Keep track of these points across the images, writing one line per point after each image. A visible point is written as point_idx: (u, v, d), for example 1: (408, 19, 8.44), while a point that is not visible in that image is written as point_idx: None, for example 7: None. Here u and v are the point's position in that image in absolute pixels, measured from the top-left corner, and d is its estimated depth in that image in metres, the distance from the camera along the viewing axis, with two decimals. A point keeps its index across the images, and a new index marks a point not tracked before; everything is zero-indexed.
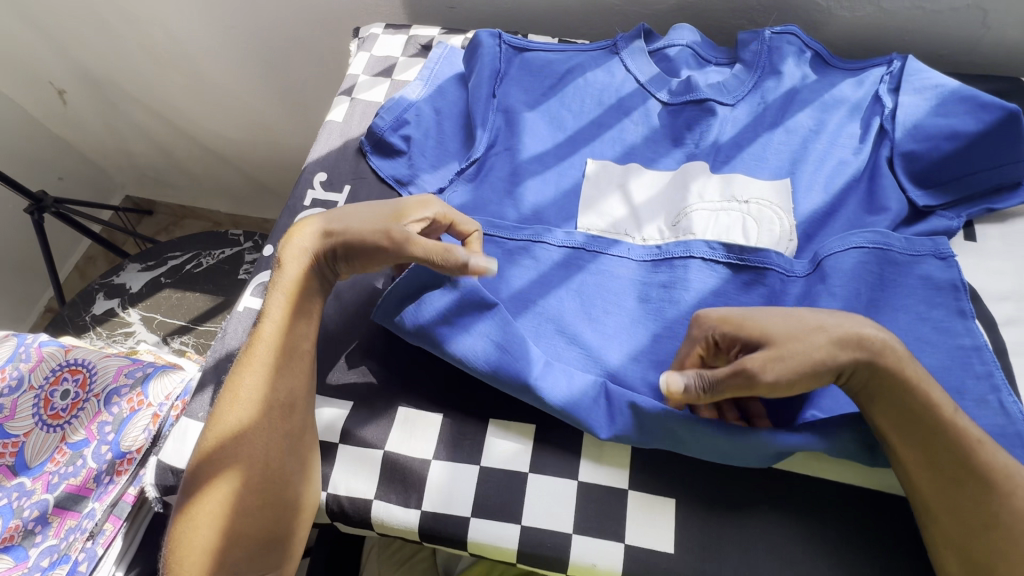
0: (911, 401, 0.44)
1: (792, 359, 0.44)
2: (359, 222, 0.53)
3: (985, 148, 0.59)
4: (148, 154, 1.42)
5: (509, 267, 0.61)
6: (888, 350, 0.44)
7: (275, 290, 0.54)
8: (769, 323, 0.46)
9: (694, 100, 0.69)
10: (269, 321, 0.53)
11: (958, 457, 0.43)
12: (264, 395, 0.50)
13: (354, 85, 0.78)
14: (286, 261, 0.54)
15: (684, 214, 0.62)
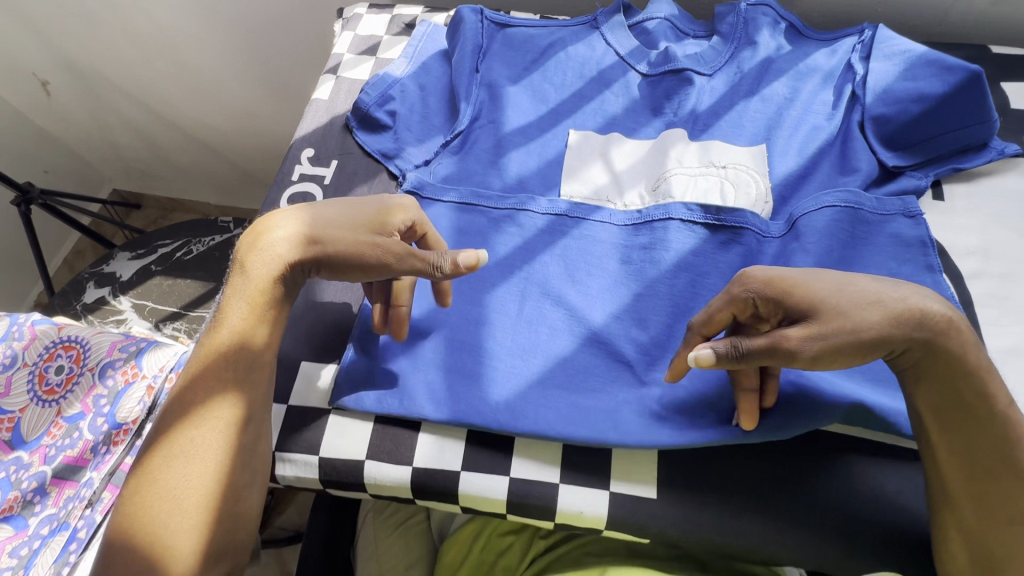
0: (963, 386, 0.42)
1: (836, 336, 0.41)
2: (339, 227, 0.50)
3: (951, 110, 0.61)
4: (135, 145, 1.42)
5: (495, 235, 0.63)
6: (949, 331, 0.42)
7: (236, 294, 0.51)
8: (824, 293, 0.43)
9: (672, 70, 0.70)
10: (227, 327, 0.50)
11: (999, 449, 0.42)
12: (222, 405, 0.48)
13: (340, 63, 0.79)
14: (248, 263, 0.51)
15: (664, 179, 0.64)
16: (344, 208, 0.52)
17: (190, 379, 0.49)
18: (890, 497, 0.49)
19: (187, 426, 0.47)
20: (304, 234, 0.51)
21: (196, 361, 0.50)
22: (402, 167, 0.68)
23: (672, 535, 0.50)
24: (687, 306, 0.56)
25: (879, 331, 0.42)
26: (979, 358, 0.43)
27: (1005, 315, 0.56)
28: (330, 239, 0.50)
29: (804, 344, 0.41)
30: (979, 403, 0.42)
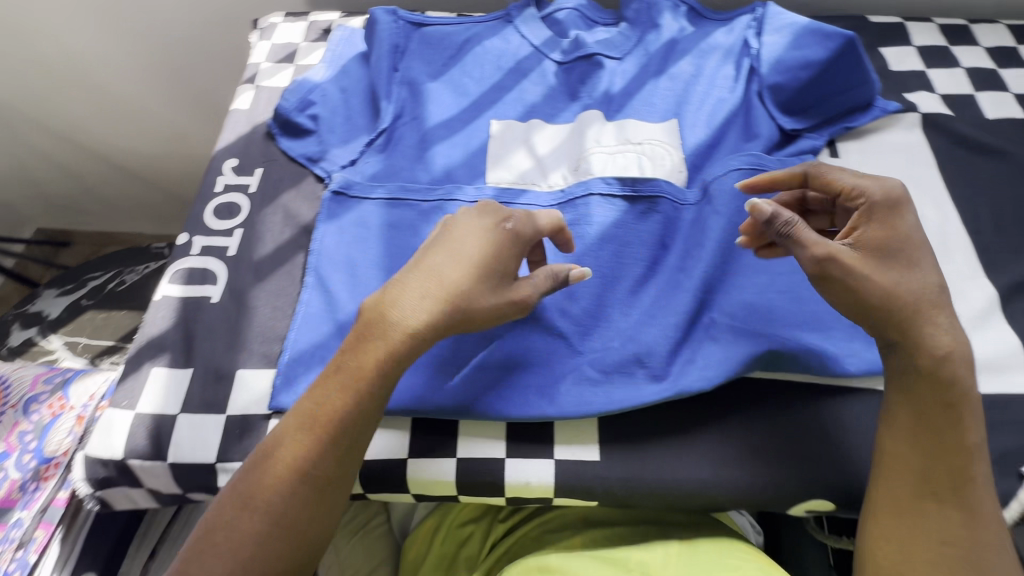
0: (944, 415, 0.44)
1: (884, 276, 0.45)
2: (491, 238, 0.50)
3: (835, 74, 0.67)
4: (55, 180, 1.34)
5: (424, 226, 0.64)
6: (945, 363, 0.44)
7: (366, 348, 0.46)
8: (899, 246, 0.47)
9: (583, 56, 0.74)
10: (365, 359, 0.46)
11: (956, 477, 0.44)
12: (325, 454, 0.44)
13: (257, 73, 0.78)
14: (385, 311, 0.47)
15: (584, 159, 0.67)
16: (484, 242, 0.49)
17: (287, 427, 0.46)
18: (813, 431, 0.53)
19: (273, 481, 0.44)
20: (445, 264, 0.48)
21: (301, 407, 0.46)
22: (328, 168, 0.68)
23: (618, 493, 0.52)
24: (616, 275, 0.59)
25: (918, 306, 0.45)
26: (969, 403, 0.45)
27: None
28: (449, 296, 0.46)
29: (839, 262, 0.45)
30: (956, 435, 0.44)
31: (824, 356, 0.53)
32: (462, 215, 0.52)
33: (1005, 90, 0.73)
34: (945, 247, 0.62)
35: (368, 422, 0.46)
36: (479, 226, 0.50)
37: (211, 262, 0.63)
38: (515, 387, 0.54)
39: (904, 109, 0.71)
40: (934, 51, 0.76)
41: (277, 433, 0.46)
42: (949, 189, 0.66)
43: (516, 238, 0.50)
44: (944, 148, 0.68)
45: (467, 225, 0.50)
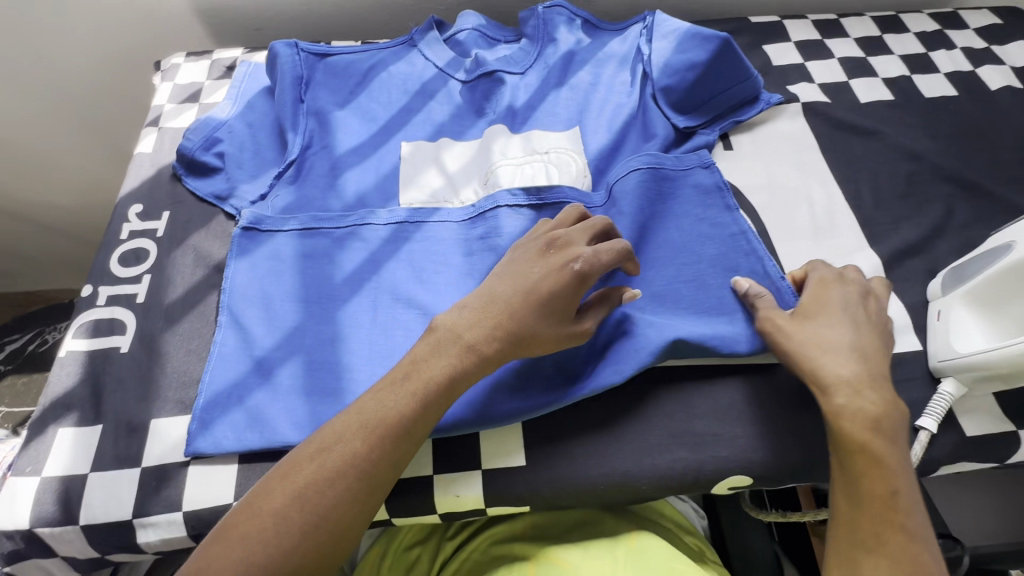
0: (863, 466, 0.44)
1: (802, 334, 0.51)
2: (552, 271, 0.51)
3: (718, 73, 0.71)
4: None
5: (338, 252, 0.64)
6: (854, 416, 0.46)
7: (438, 358, 0.49)
8: (832, 315, 0.52)
9: (485, 73, 0.76)
10: (440, 368, 0.48)
11: (886, 527, 0.42)
12: (392, 450, 0.46)
13: (160, 115, 0.77)
14: (460, 331, 0.50)
15: (492, 172, 0.68)
16: (552, 271, 0.51)
17: (353, 423, 0.46)
18: (725, 408, 0.55)
19: (331, 477, 0.44)
20: (503, 298, 0.51)
21: (367, 405, 0.47)
22: (238, 205, 0.67)
23: (546, 494, 0.53)
24: None
25: (815, 345, 0.50)
26: (890, 453, 0.45)
27: (794, 236, 0.65)
28: (509, 323, 0.49)
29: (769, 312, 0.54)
30: (878, 484, 0.43)
31: (729, 338, 0.55)
32: (541, 245, 0.54)
33: (874, 75, 0.79)
34: (831, 224, 0.66)
35: (424, 434, 0.48)
36: (551, 260, 0.52)
37: (119, 311, 0.62)
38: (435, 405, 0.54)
39: (786, 100, 0.76)
40: (809, 45, 0.82)
41: (342, 425, 0.46)
42: (832, 170, 0.70)
43: (584, 280, 0.51)
44: (825, 132, 0.73)
45: (536, 256, 0.53)
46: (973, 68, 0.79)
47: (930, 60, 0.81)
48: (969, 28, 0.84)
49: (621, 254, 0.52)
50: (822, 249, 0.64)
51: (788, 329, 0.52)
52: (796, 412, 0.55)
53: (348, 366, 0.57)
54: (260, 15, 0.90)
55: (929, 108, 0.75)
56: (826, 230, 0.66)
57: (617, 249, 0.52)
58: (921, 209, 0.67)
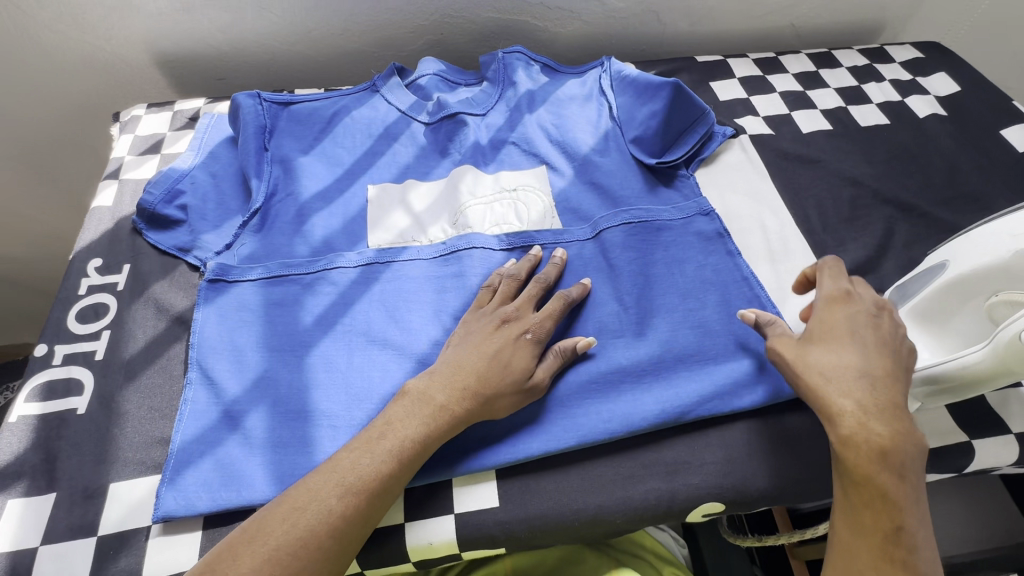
0: (867, 500, 0.45)
1: (813, 364, 0.50)
2: (509, 341, 0.55)
3: (679, 111, 0.74)
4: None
5: (308, 297, 0.64)
6: (861, 446, 0.46)
7: (416, 419, 0.50)
8: (841, 340, 0.51)
9: (448, 115, 0.78)
10: (416, 427, 0.50)
11: (884, 561, 0.43)
12: (364, 508, 0.46)
13: (119, 167, 0.76)
14: (432, 394, 0.51)
15: (461, 212, 0.70)
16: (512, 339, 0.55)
17: (328, 482, 0.46)
18: (693, 433, 0.57)
19: (302, 539, 0.44)
20: (468, 365, 0.53)
21: (343, 462, 0.47)
22: (201, 256, 0.66)
23: (520, 535, 0.52)
24: None
25: (818, 373, 0.50)
26: (898, 488, 0.45)
27: (750, 261, 0.68)
28: (477, 385, 0.52)
29: (779, 341, 0.54)
30: (880, 519, 0.44)
31: (733, 385, 0.57)
32: (495, 316, 0.57)
33: (813, 107, 0.84)
34: (785, 249, 0.69)
35: (399, 492, 0.49)
36: (506, 331, 0.56)
37: (75, 370, 0.59)
38: None
39: (736, 132, 0.80)
40: (752, 81, 0.88)
41: (314, 484, 0.46)
42: (781, 197, 0.74)
43: (535, 348, 0.56)
44: (772, 162, 0.77)
45: (491, 329, 0.56)
46: (901, 98, 0.86)
47: (863, 92, 0.87)
48: (895, 62, 0.91)
49: (556, 312, 0.58)
50: (778, 274, 0.67)
51: (793, 359, 0.52)
52: (760, 434, 0.56)
53: (323, 414, 0.56)
54: (223, 65, 0.92)
55: (865, 136, 0.80)
56: (780, 256, 0.69)
57: (551, 306, 0.58)
58: (866, 231, 0.70)
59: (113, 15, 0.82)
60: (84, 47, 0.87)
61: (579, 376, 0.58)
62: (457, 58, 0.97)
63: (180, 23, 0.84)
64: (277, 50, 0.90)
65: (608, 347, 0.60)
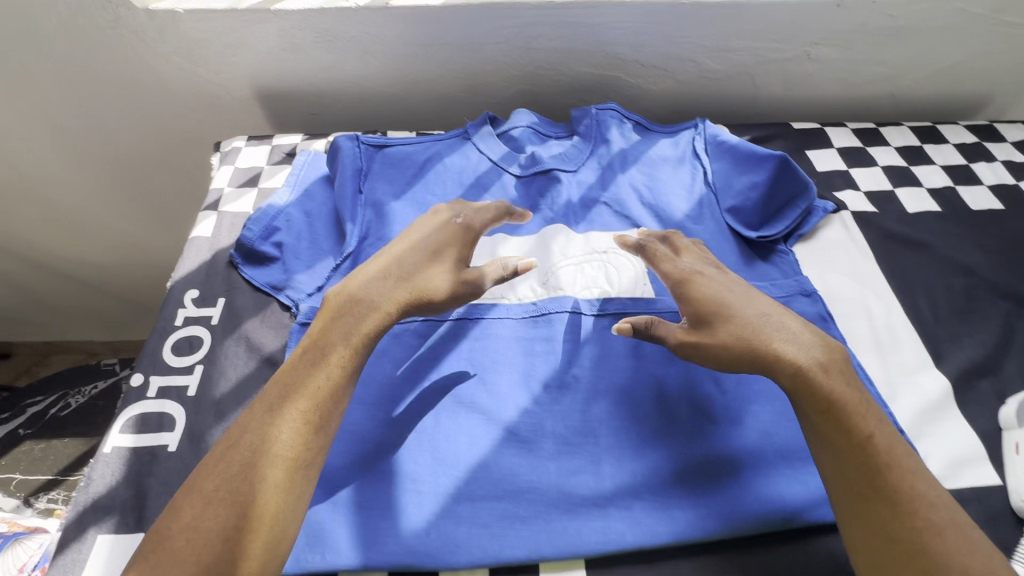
0: (831, 423, 0.48)
1: (710, 338, 0.53)
2: (429, 243, 0.60)
3: (781, 186, 0.72)
4: (30, 276, 1.36)
5: (395, 349, 0.63)
6: (810, 375, 0.49)
7: (337, 328, 0.52)
8: (716, 301, 0.55)
9: (541, 171, 0.78)
10: (337, 333, 0.52)
11: (871, 476, 0.45)
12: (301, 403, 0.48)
13: (219, 198, 0.79)
14: (351, 294, 0.55)
15: (552, 272, 0.68)
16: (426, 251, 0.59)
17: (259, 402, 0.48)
18: (800, 545, 0.52)
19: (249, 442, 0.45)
20: (393, 276, 0.56)
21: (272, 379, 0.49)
22: (294, 296, 0.67)
23: None
24: (596, 389, 0.60)
25: (719, 340, 0.52)
26: (850, 399, 0.48)
27: (857, 351, 0.64)
28: (404, 278, 0.56)
29: (672, 331, 0.56)
30: (848, 438, 0.47)
31: None
32: (412, 229, 0.62)
33: (918, 184, 0.81)
34: (894, 340, 0.65)
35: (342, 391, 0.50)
36: (432, 229, 0.61)
37: (168, 405, 0.60)
38: (501, 535, 0.52)
39: (837, 207, 0.77)
40: (853, 152, 0.85)
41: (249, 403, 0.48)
42: (888, 281, 0.70)
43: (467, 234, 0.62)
44: (876, 243, 0.74)
45: (425, 223, 0.63)
46: (1015, 181, 0.81)
47: (973, 172, 0.82)
48: (1007, 142, 0.87)
49: (498, 214, 0.66)
50: (886, 366, 0.63)
51: (697, 338, 0.54)
52: None
53: (408, 476, 0.55)
54: (318, 101, 0.95)
55: (977, 221, 0.76)
56: (888, 346, 0.65)
57: (496, 208, 0.66)
58: (983, 326, 0.66)
59: (226, 51, 0.86)
60: (194, 79, 0.91)
61: (672, 462, 0.56)
62: (544, 108, 0.98)
63: (286, 62, 0.87)
64: (372, 91, 0.93)
65: (705, 435, 0.57)
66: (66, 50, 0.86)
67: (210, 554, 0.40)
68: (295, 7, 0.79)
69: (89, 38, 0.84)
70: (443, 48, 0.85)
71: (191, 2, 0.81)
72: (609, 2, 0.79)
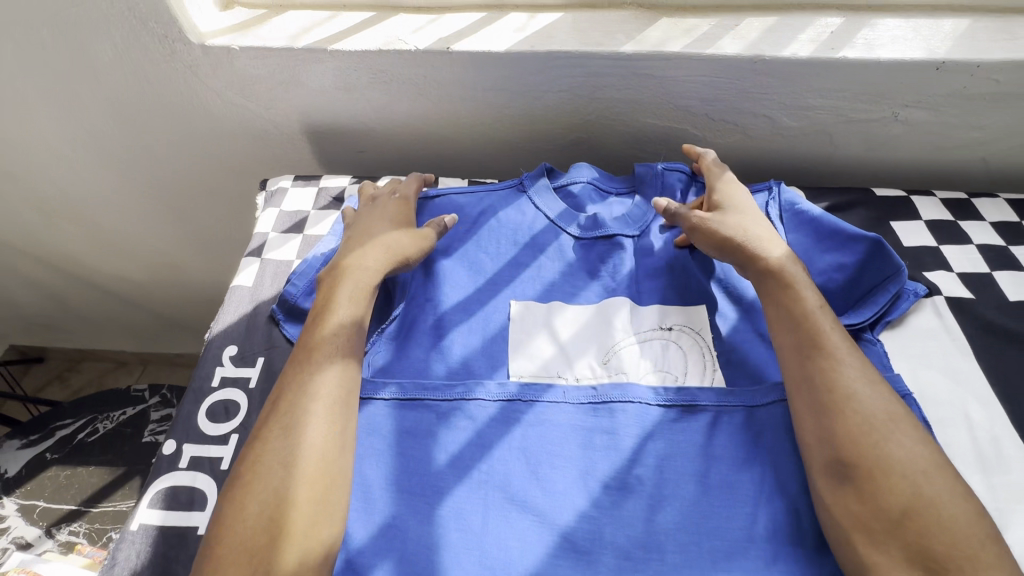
0: (802, 340, 0.56)
1: (729, 225, 0.65)
2: (385, 213, 0.70)
3: (870, 270, 0.65)
4: (68, 288, 1.37)
5: (442, 430, 0.59)
6: (790, 290, 0.59)
7: (343, 285, 0.60)
8: (735, 207, 0.67)
9: (603, 235, 0.73)
10: (368, 265, 0.62)
11: (831, 385, 0.53)
12: (342, 325, 0.57)
13: (263, 244, 0.76)
14: (372, 235, 0.66)
15: (613, 352, 0.64)
16: (395, 224, 0.69)
17: (312, 323, 0.58)
18: None
19: (306, 359, 0.55)
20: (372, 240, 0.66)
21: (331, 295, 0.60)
22: None
23: None
24: (661, 494, 0.54)
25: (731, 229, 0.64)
26: (815, 319, 0.57)
27: (959, 469, 0.57)
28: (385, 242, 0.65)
29: (692, 212, 0.68)
30: (816, 350, 0.55)
31: None
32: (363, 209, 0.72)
33: (1021, 268, 0.73)
34: (1000, 456, 0.58)
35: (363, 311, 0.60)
36: (387, 204, 0.72)
37: (200, 478, 0.56)
38: None
39: (929, 290, 0.70)
40: (943, 227, 0.77)
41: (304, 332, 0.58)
42: (990, 383, 0.63)
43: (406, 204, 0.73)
44: (975, 336, 0.66)
45: (387, 200, 0.72)
46: None
47: None
48: None
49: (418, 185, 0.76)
50: (991, 490, 0.56)
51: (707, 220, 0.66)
52: None
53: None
54: (368, 140, 0.92)
55: None
56: (994, 463, 0.57)
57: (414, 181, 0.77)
58: None
59: (278, 88, 0.83)
60: (244, 113, 0.88)
61: None
62: (601, 158, 0.93)
63: (339, 100, 0.84)
64: (424, 132, 0.89)
65: (786, 560, 0.51)
66: (118, 81, 0.85)
67: (278, 461, 0.48)
68: (353, 49, 0.76)
69: (143, 69, 0.82)
70: (502, 93, 0.81)
71: (248, 39, 0.78)
72: (684, 56, 0.73)
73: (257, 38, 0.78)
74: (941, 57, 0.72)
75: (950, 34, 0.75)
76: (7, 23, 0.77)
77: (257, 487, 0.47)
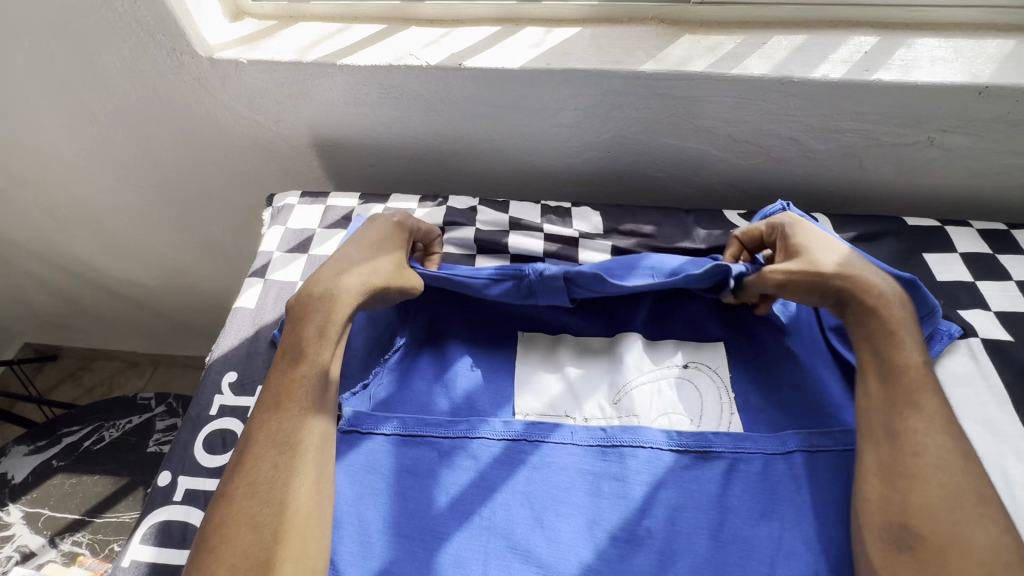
0: (893, 395, 0.52)
1: (818, 262, 0.59)
2: (376, 245, 0.64)
3: None
4: (80, 290, 1.37)
5: (444, 470, 0.56)
6: (891, 339, 0.55)
7: (313, 316, 0.56)
8: (820, 244, 0.62)
9: None
10: (344, 297, 0.58)
11: (918, 450, 0.49)
12: (314, 367, 0.54)
13: (267, 264, 0.74)
14: (345, 265, 0.60)
15: (625, 392, 0.61)
16: (379, 256, 0.62)
17: (281, 361, 0.55)
18: None
19: (277, 403, 0.52)
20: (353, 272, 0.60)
21: (302, 329, 0.56)
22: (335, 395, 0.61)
23: None
24: (671, 549, 0.51)
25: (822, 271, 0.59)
26: (913, 375, 0.53)
27: None
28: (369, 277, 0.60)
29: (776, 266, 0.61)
30: (908, 408, 0.51)
31: None
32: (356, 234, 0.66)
33: None
34: None
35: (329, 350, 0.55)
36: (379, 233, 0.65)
37: (193, 513, 0.55)
38: None
39: (964, 331, 0.66)
40: (980, 260, 0.73)
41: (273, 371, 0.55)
42: None
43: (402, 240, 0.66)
44: (1013, 383, 0.62)
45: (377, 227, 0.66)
46: None
47: None
48: None
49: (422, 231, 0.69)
50: None
51: (794, 270, 0.60)
52: None
53: None
54: (377, 154, 0.89)
55: None
56: None
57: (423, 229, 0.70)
58: None
59: (287, 101, 0.81)
60: (253, 125, 0.87)
61: None
62: (617, 177, 0.89)
63: (348, 114, 0.82)
64: (434, 147, 0.87)
65: None
66: (126, 91, 0.83)
67: (253, 517, 0.45)
68: (363, 63, 0.74)
69: (151, 80, 0.81)
70: (515, 111, 0.78)
71: (257, 52, 0.76)
72: (707, 76, 0.70)
73: (265, 51, 0.76)
74: (984, 81, 0.67)
75: (994, 55, 0.70)
76: (16, 33, 0.76)
77: (224, 551, 0.44)
